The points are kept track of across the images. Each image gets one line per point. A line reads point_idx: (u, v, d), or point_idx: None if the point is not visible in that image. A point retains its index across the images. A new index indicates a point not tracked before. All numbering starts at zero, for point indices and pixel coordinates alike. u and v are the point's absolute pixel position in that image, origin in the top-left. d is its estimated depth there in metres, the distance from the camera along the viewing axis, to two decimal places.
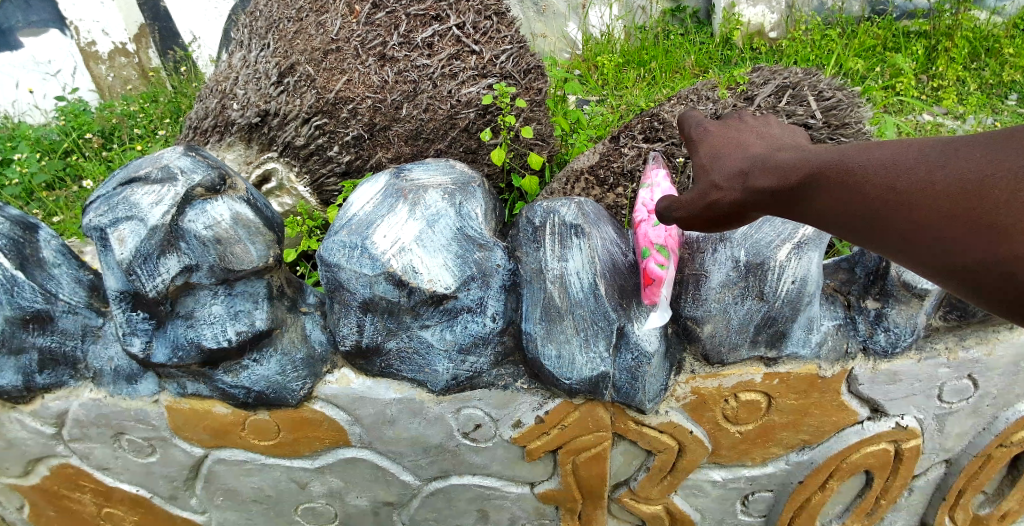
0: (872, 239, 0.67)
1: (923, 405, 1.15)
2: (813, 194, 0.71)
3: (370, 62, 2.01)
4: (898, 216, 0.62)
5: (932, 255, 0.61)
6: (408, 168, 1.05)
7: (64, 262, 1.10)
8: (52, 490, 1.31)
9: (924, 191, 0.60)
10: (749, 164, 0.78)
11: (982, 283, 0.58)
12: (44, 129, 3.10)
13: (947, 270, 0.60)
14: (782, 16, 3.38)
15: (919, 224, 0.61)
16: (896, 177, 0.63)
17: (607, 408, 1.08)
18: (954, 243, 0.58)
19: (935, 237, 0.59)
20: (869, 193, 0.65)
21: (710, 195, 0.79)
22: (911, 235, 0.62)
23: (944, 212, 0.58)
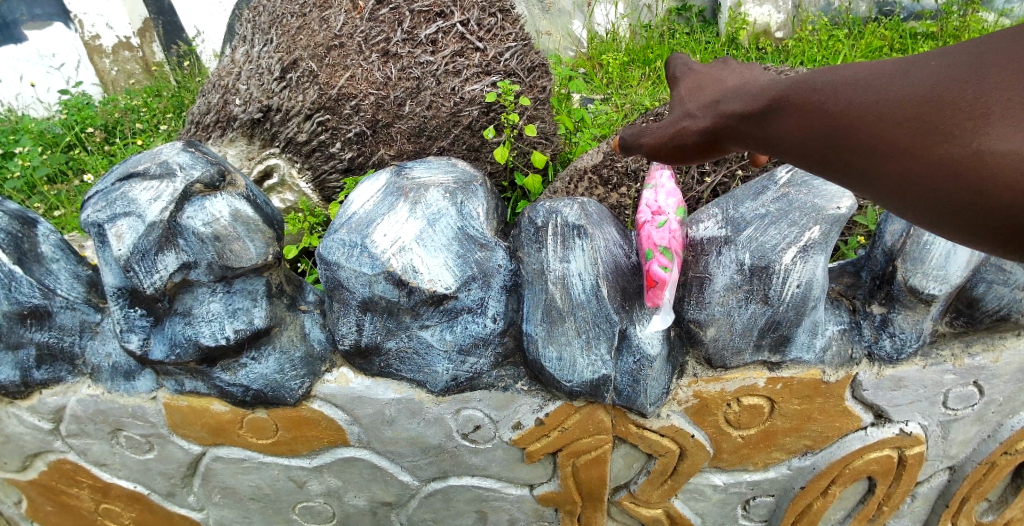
0: (825, 162, 0.66)
1: (928, 412, 1.14)
2: (776, 117, 0.71)
3: (373, 58, 2.00)
4: (853, 129, 0.62)
5: (882, 171, 0.60)
6: (410, 166, 1.04)
7: (62, 257, 1.09)
8: (49, 485, 1.31)
9: (882, 103, 0.60)
10: (729, 94, 0.80)
11: (927, 199, 0.57)
12: (47, 123, 3.10)
13: (894, 188, 0.59)
14: (788, 17, 3.36)
15: (866, 135, 0.60)
16: (852, 92, 0.63)
17: (608, 411, 1.07)
18: (903, 151, 0.57)
19: (887, 147, 0.59)
20: (827, 108, 0.65)
21: (680, 123, 0.83)
22: (864, 148, 0.61)
23: (900, 119, 0.58)
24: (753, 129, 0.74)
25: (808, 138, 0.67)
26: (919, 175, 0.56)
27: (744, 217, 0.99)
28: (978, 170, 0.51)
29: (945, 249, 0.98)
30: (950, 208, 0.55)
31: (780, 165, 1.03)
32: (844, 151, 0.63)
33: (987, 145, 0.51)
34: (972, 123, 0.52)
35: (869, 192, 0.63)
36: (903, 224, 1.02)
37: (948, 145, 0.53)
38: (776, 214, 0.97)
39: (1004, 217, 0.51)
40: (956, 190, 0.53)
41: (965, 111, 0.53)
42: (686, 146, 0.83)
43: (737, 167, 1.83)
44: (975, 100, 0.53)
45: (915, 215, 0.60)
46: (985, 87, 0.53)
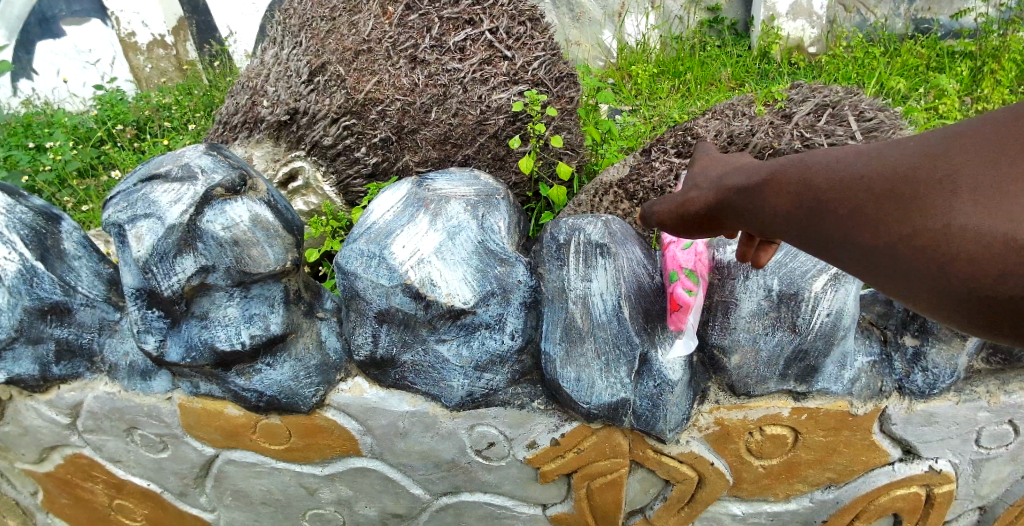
0: (802, 237, 0.64)
1: (959, 449, 1.09)
2: (756, 192, 0.69)
3: (401, 64, 2.00)
4: (829, 205, 0.60)
5: (859, 246, 0.58)
6: (432, 176, 1.02)
7: (84, 254, 1.09)
8: (65, 478, 1.32)
9: (857, 180, 0.58)
10: (720, 170, 0.78)
11: (904, 275, 0.55)
12: (80, 117, 3.15)
13: (872, 263, 0.58)
14: (822, 32, 3.30)
15: (854, 213, 0.58)
16: (836, 169, 0.61)
17: (626, 435, 1.04)
18: (879, 227, 0.56)
19: (863, 224, 0.57)
20: (805, 184, 0.63)
21: (686, 196, 0.79)
22: (840, 224, 0.59)
23: (874, 195, 0.56)
24: (735, 204, 0.72)
25: (785, 214, 0.65)
26: (895, 252, 0.55)
27: None
28: (952, 247, 0.50)
29: None
30: (928, 284, 0.53)
31: None
32: (822, 227, 0.61)
33: (960, 221, 0.49)
34: (944, 197, 0.51)
35: (847, 266, 0.61)
36: None
37: (921, 220, 0.52)
38: None
39: (981, 294, 0.50)
40: (932, 266, 0.52)
41: (938, 185, 0.52)
42: (684, 223, 0.79)
43: None
44: (948, 175, 0.52)
45: (895, 290, 0.58)
46: (958, 162, 0.52)
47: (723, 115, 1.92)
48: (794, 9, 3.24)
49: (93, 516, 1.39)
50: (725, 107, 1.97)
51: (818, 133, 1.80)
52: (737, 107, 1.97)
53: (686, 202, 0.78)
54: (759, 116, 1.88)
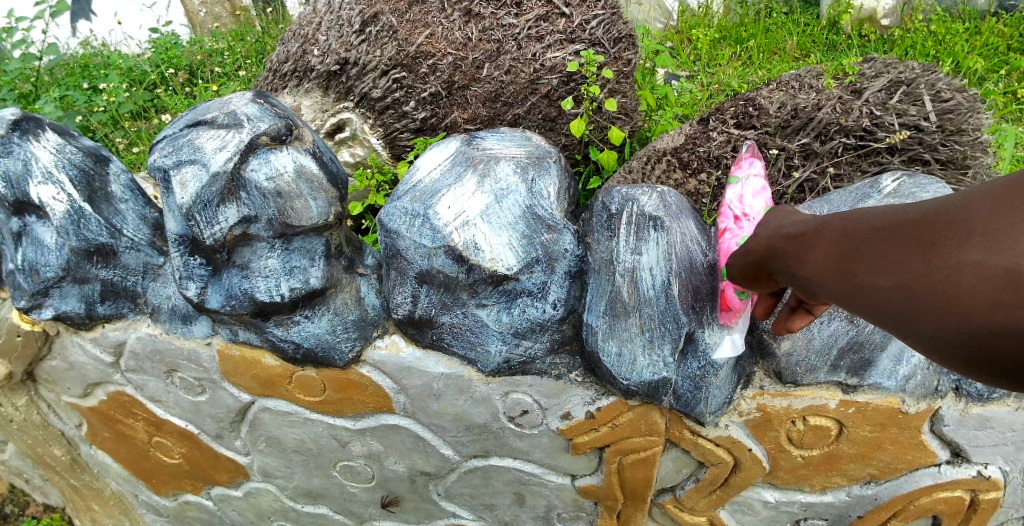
0: (833, 289, 0.63)
1: (1013, 457, 1.02)
2: (797, 246, 0.69)
3: (455, 17, 1.95)
4: (858, 254, 0.60)
5: (883, 295, 0.57)
6: (482, 136, 0.99)
7: (131, 198, 1.09)
8: (108, 413, 1.36)
9: (888, 229, 0.57)
10: (771, 222, 0.79)
11: (924, 322, 0.53)
12: (135, 60, 3.19)
13: (894, 313, 0.56)
14: (899, 3, 3.10)
15: (882, 262, 0.57)
16: (873, 222, 0.60)
17: (663, 414, 1.02)
18: (899, 271, 0.54)
19: (884, 271, 0.56)
20: (839, 236, 0.63)
21: (748, 246, 0.80)
22: (866, 273, 0.58)
23: (896, 240, 0.56)
24: (779, 255, 0.72)
25: (819, 265, 0.65)
26: (914, 296, 0.53)
27: None
28: (965, 286, 0.48)
29: None
30: (946, 332, 0.51)
31: (884, 173, 0.98)
32: (849, 276, 0.60)
33: (971, 258, 0.48)
34: (958, 237, 0.50)
35: (876, 320, 0.59)
36: None
37: (937, 261, 0.51)
38: None
39: (992, 337, 0.47)
40: (948, 310, 0.50)
41: (953, 225, 0.50)
42: (743, 269, 0.81)
43: (827, 163, 1.69)
44: (964, 215, 0.50)
45: (923, 343, 0.55)
46: (974, 202, 0.50)
47: (788, 87, 1.82)
48: None
49: (133, 451, 1.44)
50: (791, 79, 1.87)
51: (888, 112, 1.68)
52: (804, 79, 1.86)
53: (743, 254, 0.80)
54: (828, 90, 1.77)
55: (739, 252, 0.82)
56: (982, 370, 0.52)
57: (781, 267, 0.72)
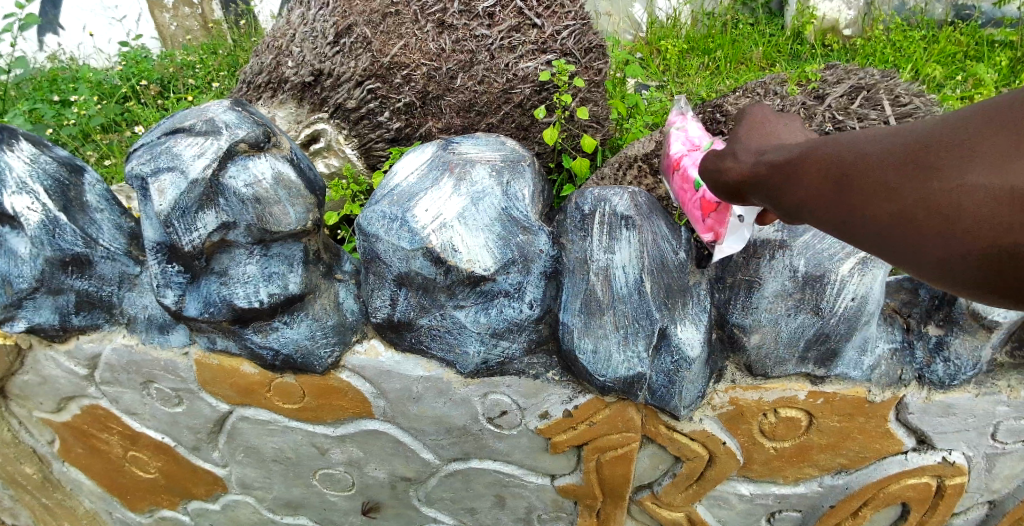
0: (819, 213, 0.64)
1: (974, 442, 1.07)
2: (776, 166, 0.70)
3: (429, 28, 1.97)
4: (846, 177, 0.61)
5: (877, 219, 0.58)
6: (457, 140, 1.01)
7: (106, 207, 1.10)
8: (82, 428, 1.34)
9: (882, 151, 0.58)
10: (739, 142, 0.79)
11: (922, 246, 0.55)
12: (104, 74, 3.16)
13: (888, 235, 0.58)
14: (860, 14, 3.20)
15: (875, 184, 0.58)
16: (859, 142, 0.61)
17: (639, 410, 1.04)
18: (896, 196, 0.56)
19: (879, 194, 0.57)
20: (823, 157, 0.64)
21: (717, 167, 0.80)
22: (857, 196, 0.60)
23: (890, 162, 0.57)
24: (757, 179, 0.73)
25: (803, 188, 0.66)
26: (912, 221, 0.54)
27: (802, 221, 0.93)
28: (974, 206, 0.50)
29: None
30: (946, 253, 0.53)
31: None
32: (840, 199, 0.61)
33: (978, 182, 0.50)
34: (963, 160, 0.51)
35: (864, 242, 0.61)
36: None
37: (941, 183, 0.52)
38: None
39: (1002, 257, 0.49)
40: (952, 232, 0.52)
41: (958, 147, 0.52)
42: (716, 188, 0.81)
43: None
44: (964, 138, 0.52)
45: (913, 264, 0.58)
46: (972, 126, 0.52)
47: (753, 93, 1.88)
48: None
49: (108, 467, 1.42)
50: (756, 85, 1.93)
51: (849, 117, 1.77)
52: (769, 86, 1.92)
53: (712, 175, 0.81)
54: (791, 96, 1.83)
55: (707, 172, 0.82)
56: (972, 286, 0.55)
57: (761, 189, 0.73)
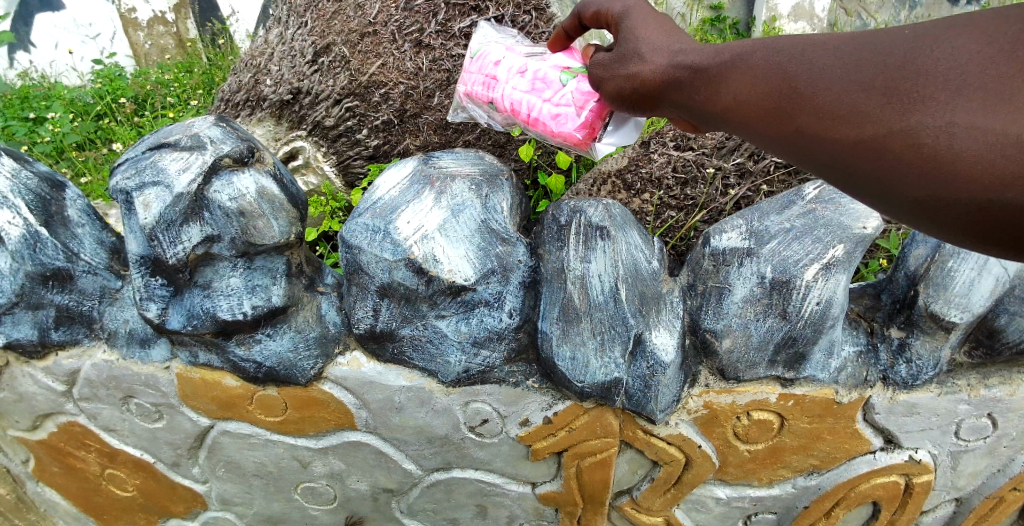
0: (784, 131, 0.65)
1: (938, 441, 1.12)
2: (738, 80, 0.70)
3: (406, 48, 2.00)
4: (816, 97, 0.61)
5: (842, 146, 0.59)
6: (437, 155, 1.04)
7: (88, 222, 1.12)
8: (58, 446, 1.33)
9: (857, 75, 0.58)
10: (689, 51, 0.81)
11: (881, 177, 0.56)
12: (79, 92, 3.15)
13: (854, 165, 0.58)
14: (823, 34, 3.31)
15: (846, 108, 0.58)
16: (830, 62, 0.61)
17: (617, 415, 1.07)
18: (868, 123, 0.56)
19: (849, 117, 0.57)
20: (793, 75, 0.64)
21: (639, 73, 0.85)
22: (825, 117, 0.60)
23: (866, 87, 0.57)
24: (716, 93, 0.74)
25: (765, 103, 0.66)
26: (886, 151, 0.55)
27: (768, 230, 0.97)
28: (953, 145, 0.50)
29: (969, 277, 0.98)
30: (916, 191, 0.53)
31: (807, 180, 1.03)
32: (806, 119, 0.62)
33: (951, 118, 0.50)
34: (945, 94, 0.51)
35: (826, 170, 0.62)
36: (929, 248, 1.03)
37: (919, 117, 0.52)
38: (802, 229, 0.97)
39: (986, 208, 0.49)
40: (928, 169, 0.51)
41: (940, 82, 0.52)
42: (633, 92, 0.88)
43: (760, 181, 1.81)
44: (948, 70, 0.52)
45: (876, 198, 0.59)
46: (954, 59, 0.53)
47: None
48: (796, 11, 3.25)
49: (84, 486, 1.40)
50: None
51: None
52: None
53: (646, 84, 0.85)
54: None
55: (630, 75, 0.87)
56: (934, 227, 0.56)
57: (720, 105, 0.73)
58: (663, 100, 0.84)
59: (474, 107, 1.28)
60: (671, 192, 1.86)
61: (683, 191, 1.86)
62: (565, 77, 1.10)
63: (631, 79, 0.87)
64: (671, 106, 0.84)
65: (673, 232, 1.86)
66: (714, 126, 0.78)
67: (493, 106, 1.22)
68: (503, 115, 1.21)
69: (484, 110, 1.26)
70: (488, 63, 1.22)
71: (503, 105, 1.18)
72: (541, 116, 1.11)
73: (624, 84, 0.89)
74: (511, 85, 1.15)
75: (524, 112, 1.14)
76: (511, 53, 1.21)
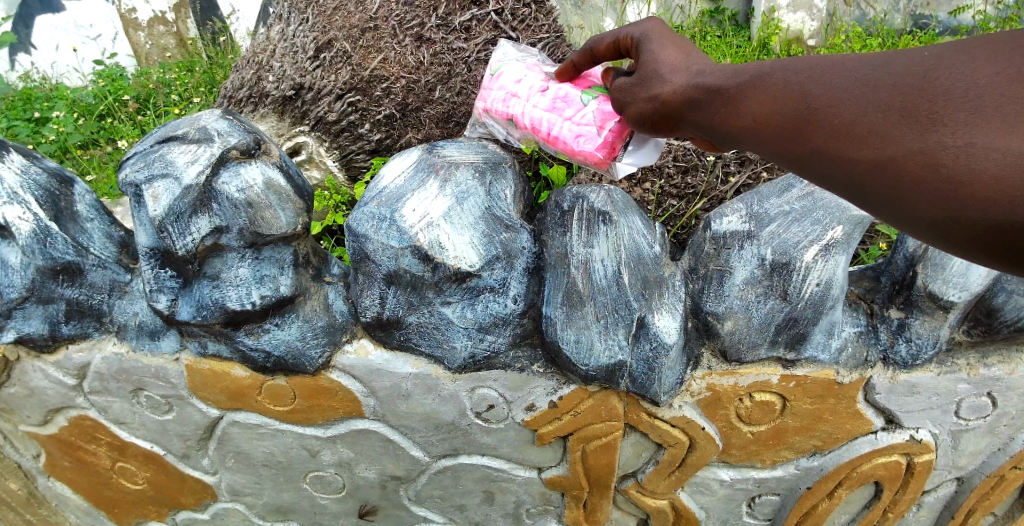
0: (798, 148, 0.66)
1: (939, 420, 1.14)
2: (754, 98, 0.72)
3: (407, 42, 2.02)
4: (831, 117, 0.63)
5: (856, 164, 0.60)
6: (441, 144, 1.06)
7: (96, 217, 1.14)
8: (69, 440, 1.34)
9: (872, 95, 0.60)
10: (704, 72, 0.83)
11: (899, 197, 0.57)
12: (81, 92, 3.17)
13: (867, 182, 0.60)
14: (822, 24, 3.32)
15: (861, 127, 0.60)
16: (844, 83, 0.63)
17: (621, 398, 1.09)
18: (884, 142, 0.58)
19: (867, 137, 0.59)
20: (811, 93, 0.66)
21: (658, 93, 0.87)
22: (841, 137, 0.62)
23: (881, 107, 0.59)
24: (732, 110, 0.76)
25: (781, 121, 0.68)
26: (902, 170, 0.56)
27: (768, 212, 0.99)
28: (970, 166, 0.51)
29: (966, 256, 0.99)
30: (931, 210, 0.55)
31: None
32: (820, 136, 0.64)
33: (969, 139, 0.52)
34: (962, 116, 0.53)
35: (839, 188, 0.64)
36: None
37: (936, 137, 0.54)
38: (800, 212, 0.99)
39: (1001, 228, 0.50)
40: (944, 190, 0.53)
41: (957, 104, 0.54)
42: (652, 113, 0.90)
43: (760, 169, 1.86)
44: (964, 94, 0.54)
45: (888, 217, 0.60)
46: (972, 83, 0.55)
47: None
48: (795, 1, 3.23)
49: (95, 479, 1.42)
50: None
51: None
52: None
53: (664, 103, 0.87)
54: None
55: (648, 95, 0.89)
56: (947, 247, 0.57)
57: (733, 123, 0.75)
58: (677, 118, 0.86)
59: (488, 124, 1.24)
60: (672, 181, 1.87)
61: (683, 180, 1.87)
62: (587, 98, 1.10)
63: (649, 99, 0.89)
64: (684, 124, 0.86)
65: (674, 221, 1.86)
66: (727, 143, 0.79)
67: (509, 124, 1.18)
68: (519, 134, 1.18)
69: (499, 128, 1.22)
70: (508, 81, 1.19)
71: (520, 122, 1.15)
72: (562, 135, 1.09)
73: (641, 105, 0.91)
74: (532, 102, 1.13)
75: (542, 129, 1.11)
76: (531, 73, 1.19)
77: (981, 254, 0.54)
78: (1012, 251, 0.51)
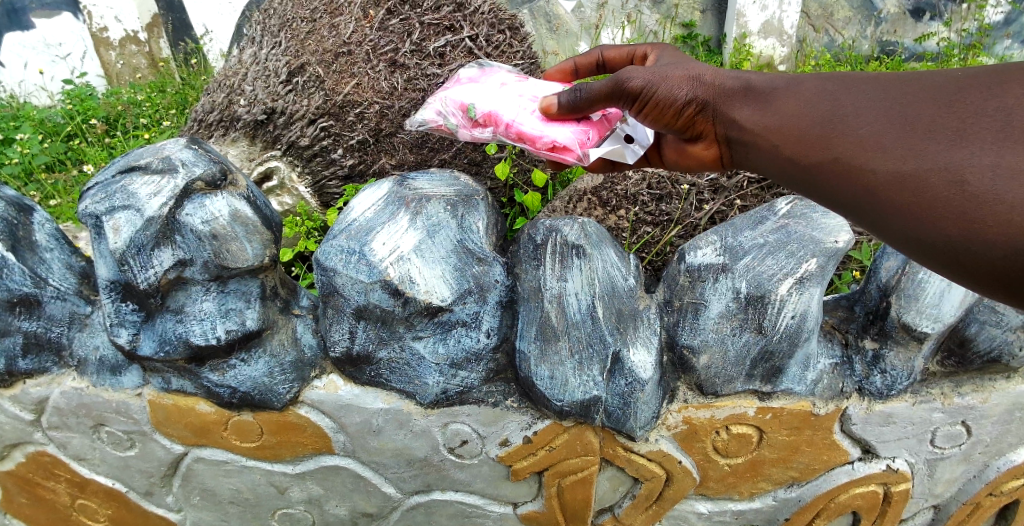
0: (825, 161, 0.71)
1: (914, 449, 1.14)
2: (789, 106, 0.77)
3: (381, 67, 2.02)
4: (862, 132, 0.67)
5: (877, 178, 0.64)
6: (412, 175, 1.04)
7: (56, 247, 1.10)
8: (26, 477, 1.28)
9: (901, 116, 0.65)
10: (744, 73, 0.88)
11: (913, 214, 0.61)
12: (49, 111, 3.11)
13: (884, 198, 0.63)
14: (792, 50, 3.37)
15: (891, 143, 0.64)
16: (876, 102, 0.68)
17: (597, 433, 1.07)
18: (909, 158, 0.61)
19: (894, 153, 0.63)
20: (844, 104, 0.71)
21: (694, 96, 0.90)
22: (869, 151, 0.66)
23: (909, 125, 0.63)
24: (764, 115, 0.80)
25: (811, 127, 0.73)
26: (920, 187, 0.60)
27: (742, 245, 0.98)
28: (990, 187, 0.55)
29: (939, 287, 1.00)
30: (944, 230, 0.58)
31: (779, 196, 1.05)
32: (849, 149, 0.68)
33: (994, 161, 0.56)
34: (986, 139, 0.57)
35: (857, 204, 0.67)
36: (899, 260, 1.05)
37: (961, 158, 0.58)
38: (774, 245, 0.98)
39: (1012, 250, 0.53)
40: (961, 210, 0.56)
41: (984, 128, 0.58)
42: (682, 114, 0.92)
43: (733, 196, 1.88)
44: (990, 118, 0.58)
45: (901, 236, 0.64)
46: (1000, 108, 0.59)
47: None
48: (765, 28, 3.29)
49: (53, 517, 1.35)
50: None
51: None
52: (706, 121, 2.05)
53: (707, 88, 0.89)
54: None
55: (689, 75, 0.90)
56: (955, 272, 0.60)
57: (765, 127, 0.80)
58: (709, 109, 0.89)
59: (438, 118, 1.12)
60: (646, 208, 1.87)
61: (657, 207, 1.87)
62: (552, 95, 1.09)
63: (688, 79, 0.90)
64: (714, 120, 0.89)
65: (649, 248, 1.87)
66: (755, 153, 0.83)
67: (468, 112, 1.09)
68: (479, 121, 1.08)
69: (452, 120, 1.10)
70: (481, 80, 1.15)
71: (489, 103, 1.07)
72: (534, 132, 1.04)
73: (674, 84, 0.90)
74: (491, 101, 1.08)
75: (515, 111, 1.06)
76: (508, 76, 1.18)
77: (983, 280, 0.57)
78: (1015, 277, 0.54)
